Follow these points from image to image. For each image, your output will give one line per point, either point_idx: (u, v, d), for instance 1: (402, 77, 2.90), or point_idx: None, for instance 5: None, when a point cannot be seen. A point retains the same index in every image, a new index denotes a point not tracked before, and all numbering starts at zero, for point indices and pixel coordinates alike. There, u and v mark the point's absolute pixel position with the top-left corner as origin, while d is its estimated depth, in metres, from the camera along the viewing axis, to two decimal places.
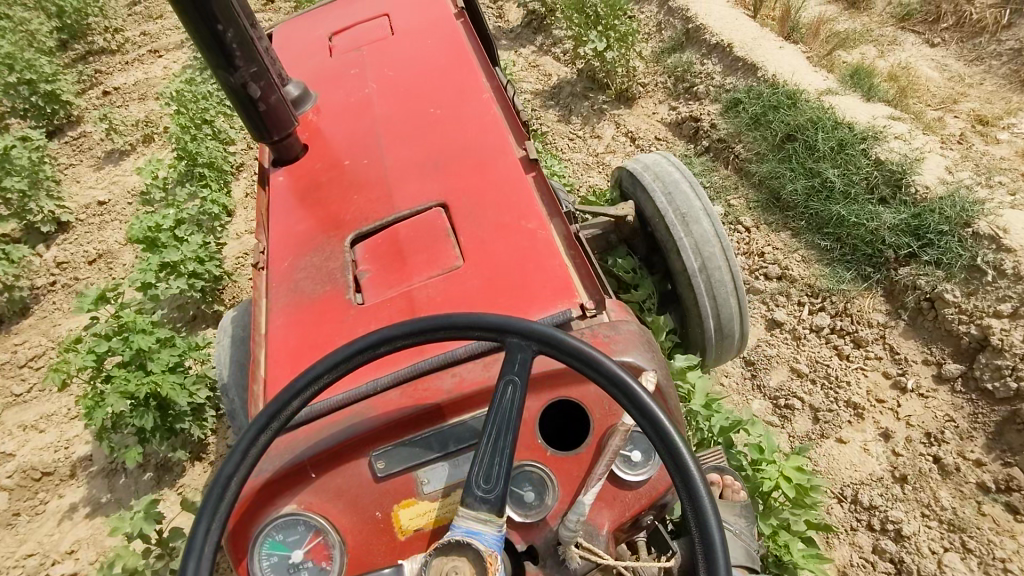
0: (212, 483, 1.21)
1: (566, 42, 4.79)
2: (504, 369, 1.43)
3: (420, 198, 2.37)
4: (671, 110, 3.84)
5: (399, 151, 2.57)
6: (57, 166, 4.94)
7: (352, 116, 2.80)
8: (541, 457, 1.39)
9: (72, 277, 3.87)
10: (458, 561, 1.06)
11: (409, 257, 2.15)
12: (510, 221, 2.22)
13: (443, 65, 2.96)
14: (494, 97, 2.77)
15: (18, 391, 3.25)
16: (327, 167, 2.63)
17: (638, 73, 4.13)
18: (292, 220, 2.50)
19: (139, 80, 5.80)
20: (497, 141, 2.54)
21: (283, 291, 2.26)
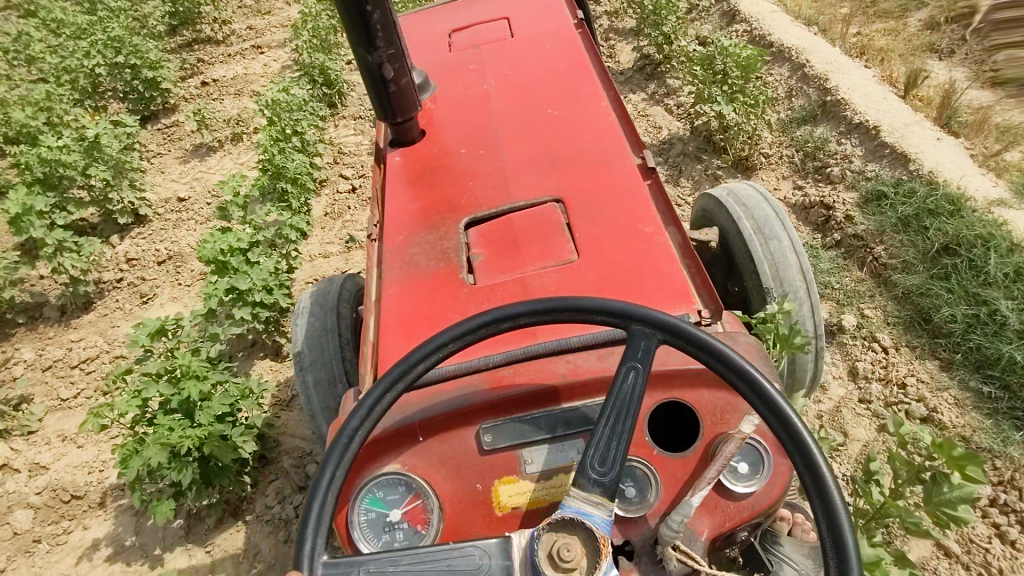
0: (339, 444, 1.28)
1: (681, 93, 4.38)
2: (616, 363, 1.47)
3: (535, 193, 2.53)
4: (795, 189, 3.40)
5: (517, 149, 2.75)
6: (144, 153, 4.88)
7: (470, 112, 3.01)
8: (642, 454, 1.41)
9: (139, 276, 3.73)
10: (572, 538, 1.06)
11: (524, 246, 2.31)
12: (625, 222, 2.33)
13: (563, 70, 3.11)
14: (610, 107, 2.88)
15: (65, 395, 3.10)
16: (440, 154, 2.85)
17: (761, 141, 3.71)
18: (410, 200, 2.71)
19: (238, 75, 5.75)
20: (612, 149, 2.66)
21: (398, 265, 2.44)
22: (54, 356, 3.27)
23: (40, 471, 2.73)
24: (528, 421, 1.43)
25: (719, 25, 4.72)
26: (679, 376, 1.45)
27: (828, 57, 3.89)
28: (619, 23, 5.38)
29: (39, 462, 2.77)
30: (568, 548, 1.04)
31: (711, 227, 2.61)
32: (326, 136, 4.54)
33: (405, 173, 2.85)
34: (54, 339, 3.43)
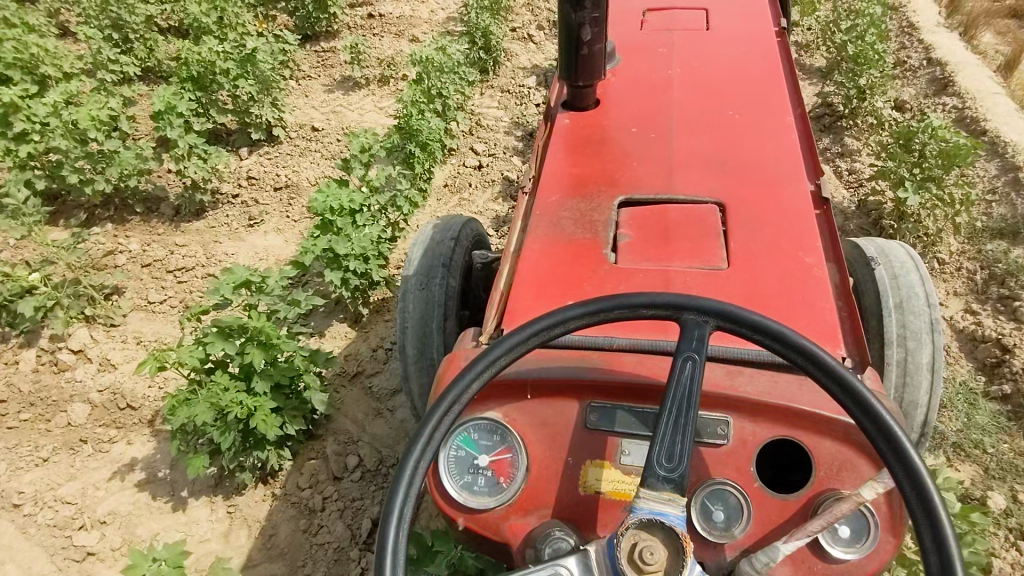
0: (457, 383, 1.18)
1: (859, 158, 3.75)
2: (744, 384, 1.34)
3: (699, 190, 2.22)
4: (965, 315, 2.81)
5: (689, 141, 2.43)
6: (295, 72, 4.89)
7: (647, 94, 2.68)
8: (742, 483, 1.28)
9: (253, 197, 3.73)
10: (655, 542, 0.94)
11: (674, 241, 2.02)
12: (788, 246, 1.99)
13: (756, 75, 2.72)
14: (798, 123, 2.49)
15: (154, 298, 3.16)
16: (607, 129, 2.55)
17: (945, 245, 3.08)
18: (564, 162, 2.44)
19: (404, 14, 5.65)
20: (792, 168, 2.30)
21: (544, 223, 2.18)
22: (156, 256, 3.34)
23: (109, 369, 2.79)
24: (633, 412, 1.34)
25: (929, 90, 4.03)
26: (808, 415, 1.30)
27: None
28: (812, 57, 4.79)
29: (111, 360, 2.84)
30: (650, 550, 0.92)
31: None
32: (469, 102, 4.34)
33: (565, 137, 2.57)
34: (161, 237, 3.50)
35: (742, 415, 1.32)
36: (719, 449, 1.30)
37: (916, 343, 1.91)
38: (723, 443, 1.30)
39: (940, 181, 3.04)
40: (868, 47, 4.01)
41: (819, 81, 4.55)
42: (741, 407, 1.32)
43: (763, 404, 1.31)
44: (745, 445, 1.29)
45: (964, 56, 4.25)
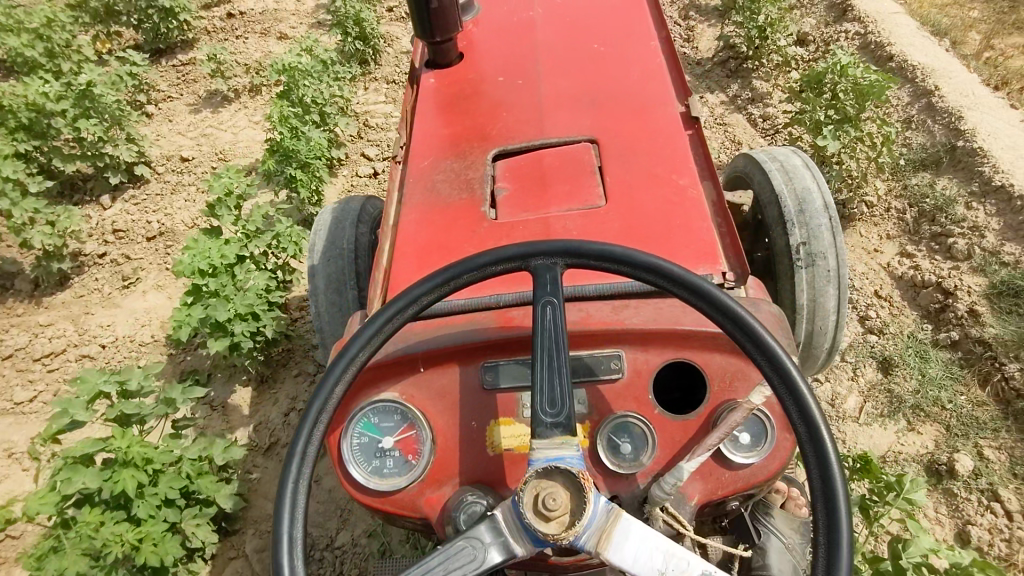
0: (339, 362, 1.16)
1: (772, 103, 3.57)
2: (632, 316, 1.33)
3: (572, 131, 2.35)
4: (901, 261, 2.70)
5: (558, 86, 2.55)
6: (153, 96, 4.35)
7: (515, 42, 2.80)
8: (642, 410, 1.27)
9: (123, 253, 3.29)
10: (560, 489, 0.91)
11: (551, 184, 2.14)
12: (660, 172, 2.15)
13: (616, 9, 2.91)
14: (661, 48, 2.68)
15: (22, 397, 2.73)
16: (476, 83, 2.67)
17: (872, 186, 2.94)
18: (441, 125, 2.54)
19: (267, 9, 5.12)
20: (658, 95, 2.45)
21: (421, 190, 2.27)
22: (17, 345, 2.89)
23: None
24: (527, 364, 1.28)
25: (829, 18, 3.87)
26: (693, 334, 1.30)
27: (966, 85, 3.03)
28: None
29: None
30: (553, 497, 0.90)
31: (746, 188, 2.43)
32: (353, 103, 3.94)
33: (439, 98, 2.67)
34: (21, 320, 3.03)
35: (632, 345, 1.31)
36: (615, 383, 1.29)
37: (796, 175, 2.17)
38: (617, 377, 1.29)
39: (857, 122, 2.88)
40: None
41: (718, 23, 4.33)
42: (630, 339, 1.31)
43: (650, 332, 1.31)
44: (638, 375, 1.29)
45: None
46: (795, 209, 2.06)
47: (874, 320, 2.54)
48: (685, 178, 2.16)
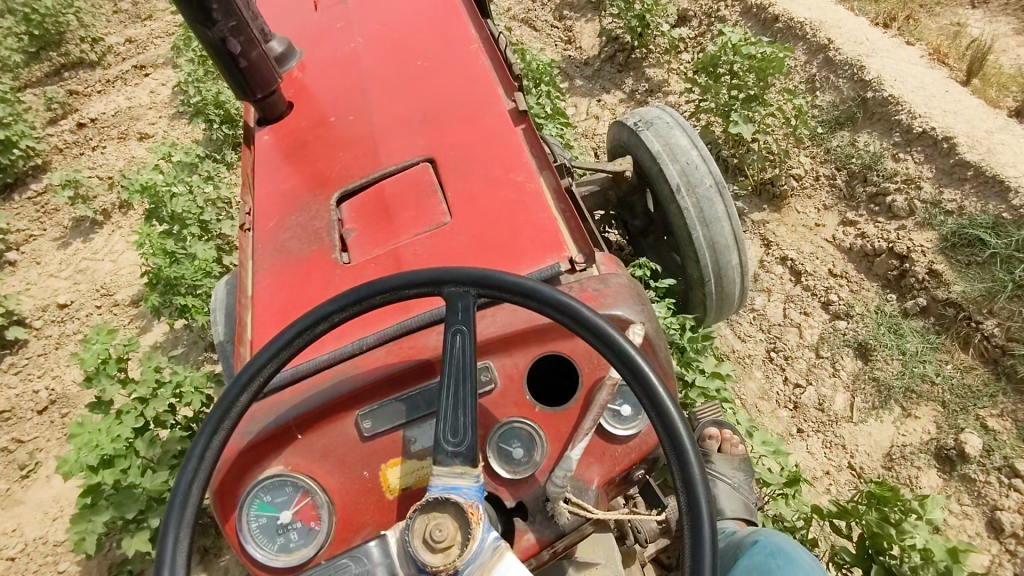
0: (178, 475, 1.02)
1: (672, 92, 3.44)
2: (489, 325, 1.26)
3: (409, 152, 2.15)
4: (845, 231, 2.56)
5: (387, 108, 2.32)
6: (13, 239, 3.91)
7: (339, 72, 2.52)
8: (525, 412, 1.20)
9: (15, 436, 2.90)
10: (447, 517, 0.87)
11: (392, 218, 1.98)
12: (497, 176, 2.02)
13: (429, 11, 2.67)
14: (480, 45, 2.49)
15: None
16: (309, 125, 2.38)
17: (794, 159, 2.81)
18: (277, 179, 2.28)
19: (122, 111, 4.70)
20: (487, 94, 2.28)
21: (269, 252, 2.05)
22: None
23: None
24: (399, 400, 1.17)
25: None
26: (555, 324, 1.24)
27: (857, 32, 2.92)
28: None
29: None
30: (441, 526, 0.85)
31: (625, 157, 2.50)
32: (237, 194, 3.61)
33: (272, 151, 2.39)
34: None
35: (499, 352, 1.23)
36: (491, 394, 1.21)
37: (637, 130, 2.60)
38: (492, 387, 1.21)
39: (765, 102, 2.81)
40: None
41: (595, 16, 4.16)
42: (492, 348, 1.23)
43: (511, 335, 1.24)
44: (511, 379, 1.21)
45: None
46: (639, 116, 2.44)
47: (838, 304, 2.38)
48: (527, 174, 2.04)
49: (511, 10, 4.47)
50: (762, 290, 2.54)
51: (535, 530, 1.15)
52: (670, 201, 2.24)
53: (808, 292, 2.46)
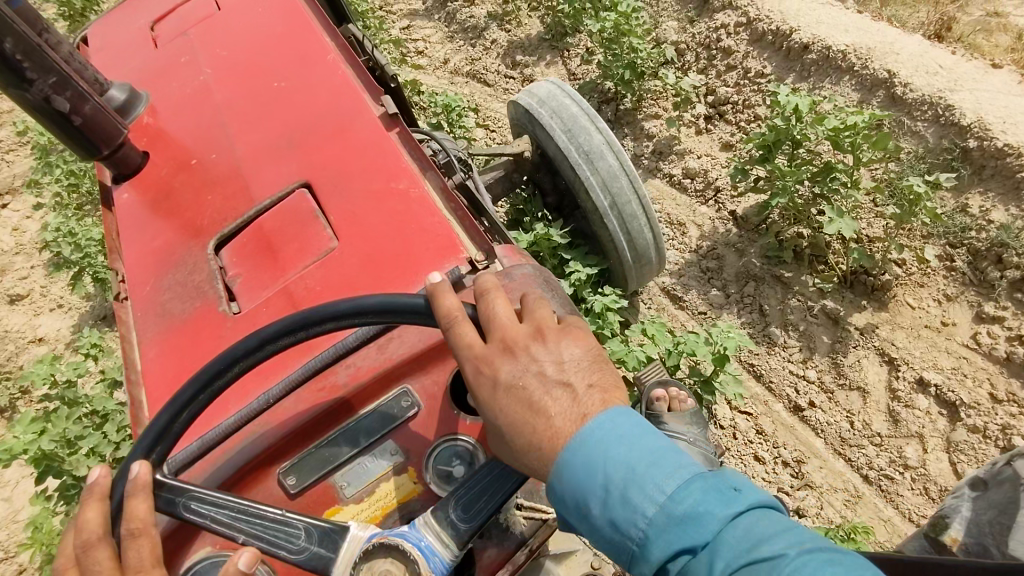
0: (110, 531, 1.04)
1: (690, 153, 2.81)
2: (397, 349, 1.35)
3: (283, 180, 2.09)
4: (991, 334, 2.00)
5: (250, 137, 2.24)
6: None
7: (191, 108, 2.40)
8: (463, 428, 1.30)
9: None
10: (388, 562, 0.97)
11: (282, 249, 1.94)
12: (381, 184, 2.02)
13: (280, 28, 2.58)
14: (341, 55, 2.46)
15: None
16: (171, 170, 2.25)
17: (893, 236, 2.22)
18: (146, 235, 2.16)
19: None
20: (351, 105, 2.24)
21: (151, 318, 1.95)
22: None
23: None
24: (327, 444, 1.26)
25: (691, 14, 3.09)
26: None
27: (926, 61, 2.35)
28: (529, 36, 3.75)
29: None
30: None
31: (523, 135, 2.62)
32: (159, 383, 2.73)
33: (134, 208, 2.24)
34: None
35: (416, 375, 1.33)
36: (417, 417, 1.29)
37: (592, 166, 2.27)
38: (416, 410, 1.29)
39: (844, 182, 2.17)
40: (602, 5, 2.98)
41: (558, 62, 3.52)
42: (411, 371, 1.33)
43: (423, 355, 1.34)
44: (437, 397, 1.31)
45: None
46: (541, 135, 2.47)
47: None
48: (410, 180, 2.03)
49: (453, 66, 3.80)
50: (909, 436, 1.95)
51: (495, 544, 1.19)
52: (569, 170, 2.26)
53: (978, 436, 1.89)
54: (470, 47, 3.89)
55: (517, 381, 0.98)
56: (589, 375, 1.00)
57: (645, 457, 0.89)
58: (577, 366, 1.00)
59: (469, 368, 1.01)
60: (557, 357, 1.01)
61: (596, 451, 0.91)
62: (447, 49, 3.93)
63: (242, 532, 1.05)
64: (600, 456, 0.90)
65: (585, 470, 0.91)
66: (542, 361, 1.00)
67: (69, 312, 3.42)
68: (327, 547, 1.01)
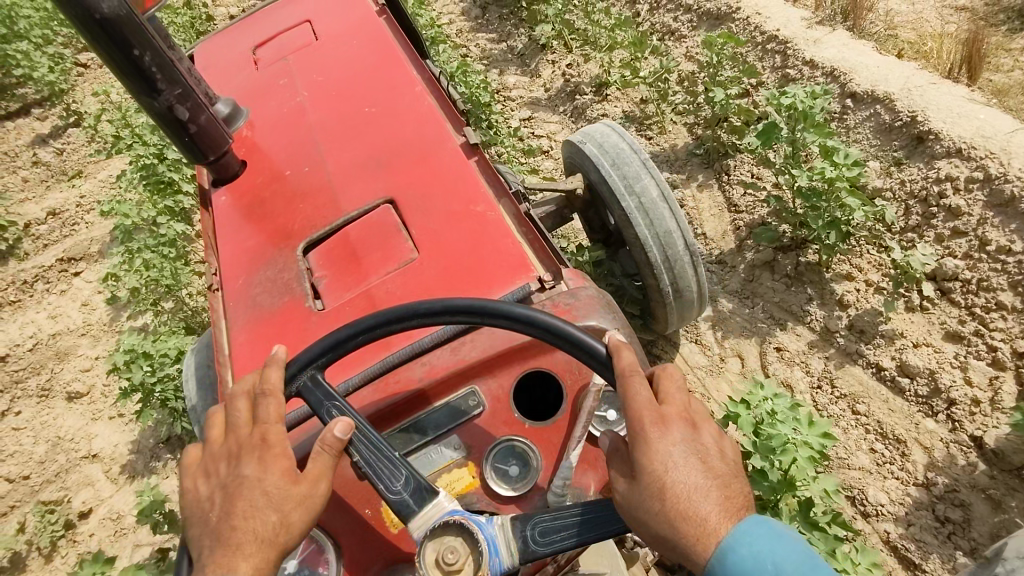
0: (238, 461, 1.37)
1: (903, 337, 2.23)
2: (470, 352, 1.60)
3: (368, 196, 2.45)
4: None
5: (341, 157, 2.61)
6: None
7: (289, 128, 2.83)
8: (518, 430, 1.53)
9: None
10: (457, 539, 1.19)
11: (364, 257, 2.26)
12: (460, 207, 2.33)
13: (373, 61, 3.01)
14: (427, 87, 2.83)
15: None
16: (269, 180, 2.67)
17: None
18: (241, 235, 2.58)
19: (65, 366, 3.47)
20: (432, 134, 2.60)
21: (243, 309, 2.31)
22: None
23: None
24: (400, 431, 1.52)
25: (898, 154, 2.53)
26: (530, 345, 1.59)
27: None
28: (675, 147, 3.32)
29: None
30: (453, 551, 1.17)
31: (576, 171, 2.68)
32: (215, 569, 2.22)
33: (235, 210, 2.67)
34: None
35: (484, 378, 1.57)
36: (481, 414, 1.54)
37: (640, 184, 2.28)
38: (481, 409, 1.54)
39: None
40: (802, 145, 2.37)
41: (713, 185, 3.03)
42: (480, 373, 1.58)
43: (491, 361, 1.58)
44: (498, 400, 1.55)
45: (903, 69, 2.77)
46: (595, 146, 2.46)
47: None
48: (485, 204, 2.32)
49: None
50: None
51: None
52: (619, 210, 2.31)
53: None
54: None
55: (674, 457, 1.10)
56: (739, 485, 1.12)
57: (802, 562, 1.02)
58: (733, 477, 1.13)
59: (649, 419, 1.12)
60: (717, 451, 1.15)
61: (761, 547, 1.02)
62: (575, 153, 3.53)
63: (358, 445, 1.28)
64: (766, 551, 1.02)
65: (754, 562, 1.01)
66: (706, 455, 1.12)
67: (128, 423, 3.04)
68: (416, 501, 1.24)
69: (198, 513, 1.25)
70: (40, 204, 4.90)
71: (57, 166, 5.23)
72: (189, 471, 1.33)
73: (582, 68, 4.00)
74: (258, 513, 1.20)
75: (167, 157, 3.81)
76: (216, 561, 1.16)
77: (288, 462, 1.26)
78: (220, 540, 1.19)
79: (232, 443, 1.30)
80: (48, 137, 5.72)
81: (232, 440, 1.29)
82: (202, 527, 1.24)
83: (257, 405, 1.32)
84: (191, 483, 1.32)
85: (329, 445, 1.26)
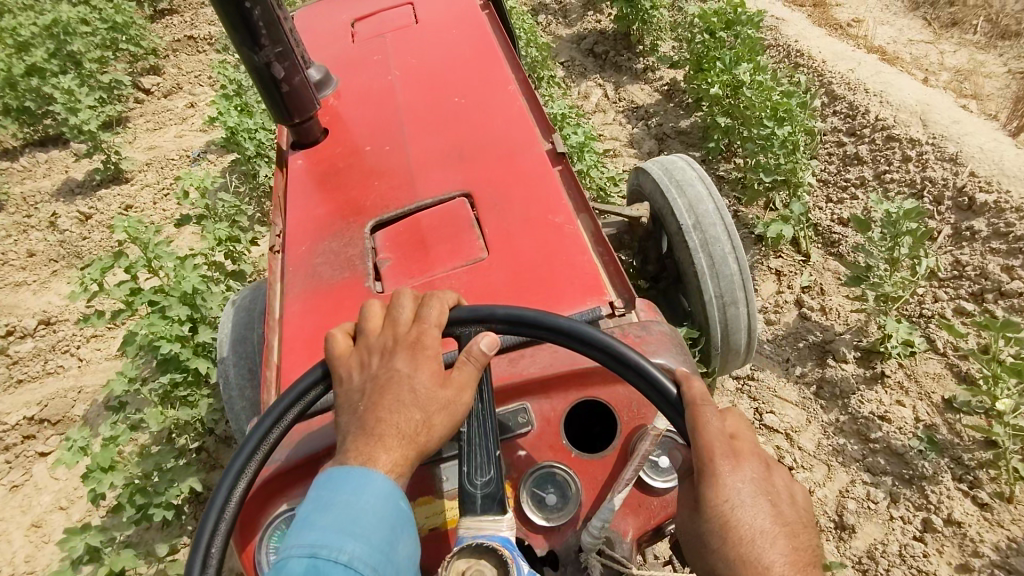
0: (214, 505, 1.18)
1: None
2: (530, 366, 1.47)
3: (445, 187, 2.19)
4: None
5: (423, 141, 2.38)
6: None
7: (375, 102, 2.62)
8: (561, 458, 1.37)
9: None
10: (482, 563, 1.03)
11: (430, 250, 1.98)
12: (539, 216, 2.03)
13: (472, 48, 2.80)
14: (522, 89, 2.58)
15: None
16: (346, 152, 2.44)
17: None
18: (309, 206, 2.30)
19: None
20: (518, 136, 2.33)
21: (300, 278, 2.06)
22: None
23: None
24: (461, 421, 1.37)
25: None
26: (594, 371, 1.44)
27: None
28: None
29: None
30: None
31: (642, 202, 2.70)
32: None
33: (307, 175, 2.43)
34: None
35: (537, 396, 1.43)
36: (527, 435, 1.39)
37: (703, 211, 2.32)
38: (529, 429, 1.39)
39: None
40: None
41: None
42: (534, 391, 1.44)
43: (548, 379, 1.44)
44: (547, 421, 1.40)
45: None
46: (661, 168, 2.53)
47: None
48: (562, 217, 2.04)
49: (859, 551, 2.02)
50: None
51: None
52: (679, 236, 2.36)
53: None
54: (892, 527, 2.04)
55: (732, 504, 1.05)
56: (785, 540, 1.04)
57: None
58: (768, 506, 1.06)
59: (703, 456, 1.07)
60: (765, 509, 1.06)
61: None
62: (835, 497, 2.14)
63: (470, 422, 1.21)
64: None
65: None
66: (754, 501, 1.06)
67: None
68: (485, 506, 1.12)
69: (344, 398, 1.19)
70: (38, 296, 3.75)
71: (71, 239, 4.06)
72: (344, 352, 1.24)
73: (833, 305, 2.66)
74: (403, 409, 1.13)
75: (196, 339, 2.55)
76: (353, 445, 1.10)
77: (437, 365, 1.18)
78: (364, 426, 1.12)
79: (390, 336, 1.22)
80: (77, 189, 4.58)
81: (388, 332, 1.22)
82: (349, 412, 1.17)
83: (420, 307, 1.24)
84: (343, 367, 1.24)
85: (475, 359, 1.18)
